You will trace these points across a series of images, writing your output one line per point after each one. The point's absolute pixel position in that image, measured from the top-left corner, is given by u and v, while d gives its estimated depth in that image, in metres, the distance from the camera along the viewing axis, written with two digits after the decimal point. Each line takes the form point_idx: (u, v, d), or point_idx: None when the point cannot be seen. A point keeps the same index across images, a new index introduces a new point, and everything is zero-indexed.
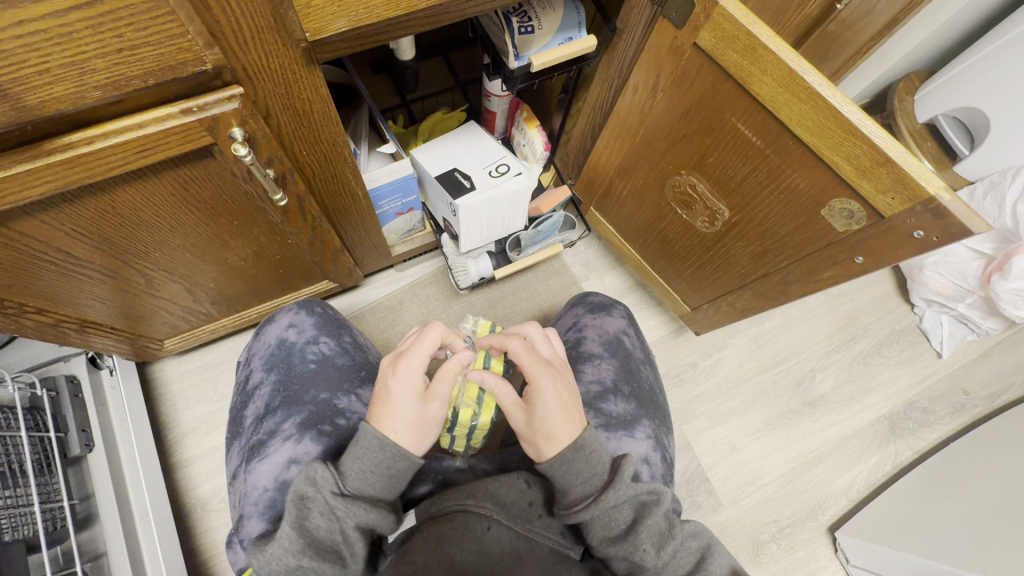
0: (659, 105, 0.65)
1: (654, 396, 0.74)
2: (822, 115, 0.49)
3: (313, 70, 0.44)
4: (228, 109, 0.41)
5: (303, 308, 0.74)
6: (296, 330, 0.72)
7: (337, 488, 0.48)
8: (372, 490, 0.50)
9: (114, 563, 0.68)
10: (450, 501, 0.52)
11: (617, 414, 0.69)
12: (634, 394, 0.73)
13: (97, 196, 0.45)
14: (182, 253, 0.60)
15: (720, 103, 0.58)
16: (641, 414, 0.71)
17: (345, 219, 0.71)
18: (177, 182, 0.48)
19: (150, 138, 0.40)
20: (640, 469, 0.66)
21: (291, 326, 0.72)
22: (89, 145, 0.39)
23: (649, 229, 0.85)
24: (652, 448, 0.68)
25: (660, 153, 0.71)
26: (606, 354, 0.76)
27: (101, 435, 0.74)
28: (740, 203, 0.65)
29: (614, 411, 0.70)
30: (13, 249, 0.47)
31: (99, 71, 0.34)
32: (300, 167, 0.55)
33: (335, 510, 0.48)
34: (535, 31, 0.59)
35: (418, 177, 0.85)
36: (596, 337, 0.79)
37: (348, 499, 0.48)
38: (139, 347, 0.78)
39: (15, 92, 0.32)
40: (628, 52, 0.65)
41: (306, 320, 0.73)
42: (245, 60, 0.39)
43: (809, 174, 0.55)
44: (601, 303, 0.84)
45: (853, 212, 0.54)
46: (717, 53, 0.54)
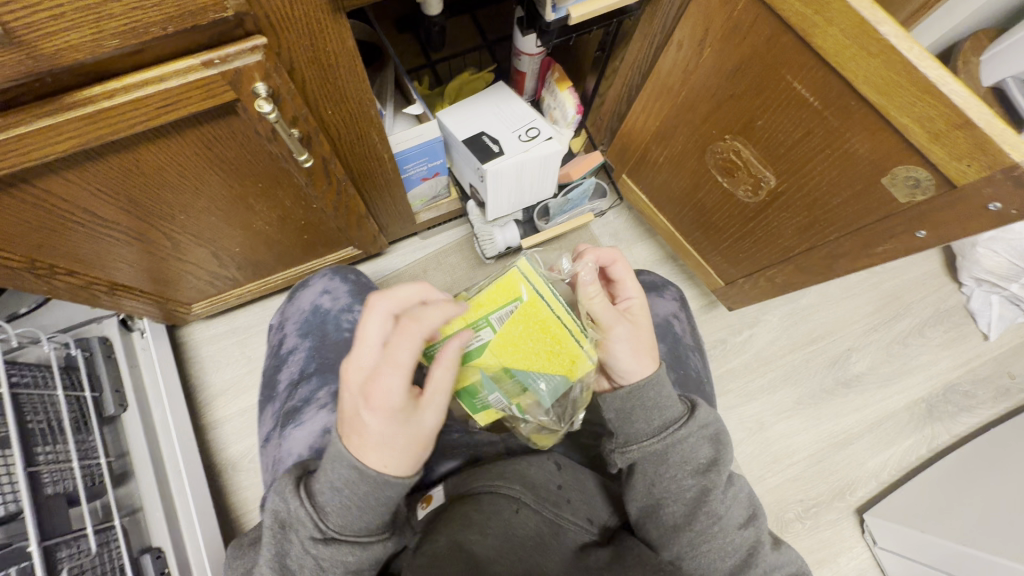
0: (707, 62, 0.60)
1: (700, 381, 0.72)
2: (892, 72, 0.44)
3: (340, 20, 0.41)
4: (251, 62, 0.39)
5: (337, 274, 0.73)
6: (331, 296, 0.71)
7: (319, 533, 0.42)
8: (362, 526, 0.43)
9: (150, 517, 0.71)
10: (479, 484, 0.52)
11: None
12: (679, 380, 0.69)
13: (121, 156, 0.43)
14: (207, 216, 0.59)
15: (777, 59, 0.53)
16: None
17: (370, 183, 0.69)
18: (201, 141, 0.46)
19: (172, 92, 0.38)
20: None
21: (324, 292, 0.71)
22: (110, 100, 0.37)
23: (684, 199, 0.81)
24: None
25: (702, 116, 0.66)
26: None
27: (134, 396, 0.75)
28: (789, 170, 0.61)
29: None
30: (41, 210, 0.46)
31: (116, 18, 0.32)
32: (325, 127, 0.52)
33: (322, 556, 0.42)
34: None
35: (444, 141, 0.82)
36: None
37: (334, 542, 0.42)
38: (168, 310, 0.78)
39: (30, 38, 0.30)
40: (674, 4, 0.60)
41: (340, 286, 0.72)
42: (268, 7, 0.37)
43: (871, 138, 0.50)
44: (652, 282, 0.81)
45: (920, 180, 0.49)
46: (776, 2, 0.49)
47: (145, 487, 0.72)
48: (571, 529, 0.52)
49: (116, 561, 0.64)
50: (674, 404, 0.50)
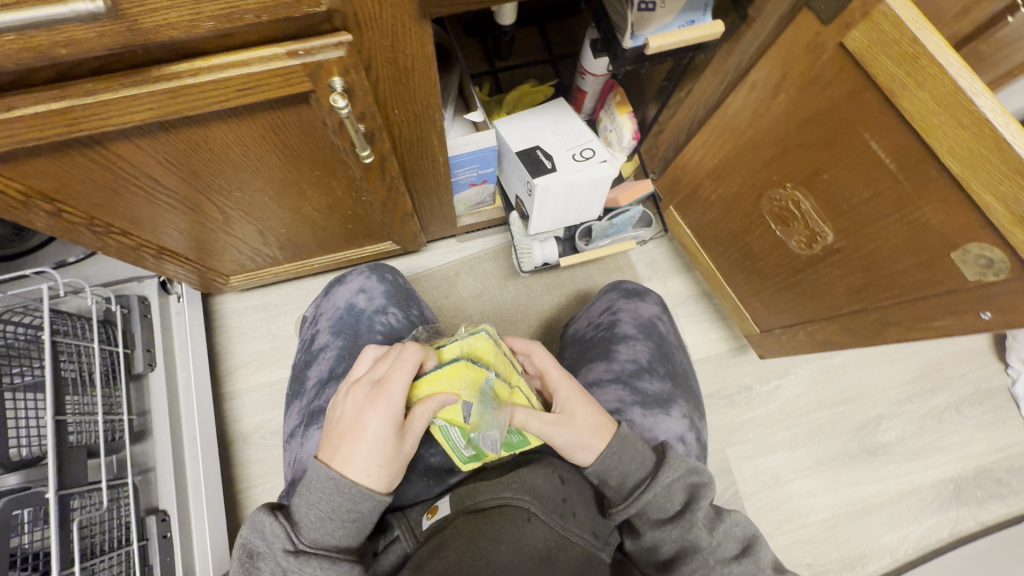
0: (780, 107, 0.58)
1: (690, 376, 0.71)
2: (983, 146, 0.42)
3: (423, 25, 0.41)
4: (334, 57, 0.39)
5: (374, 274, 0.73)
6: (366, 296, 0.71)
7: (291, 546, 0.45)
8: (333, 539, 0.46)
9: (160, 479, 0.72)
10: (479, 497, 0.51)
11: (651, 393, 0.66)
12: (669, 374, 0.69)
13: (194, 130, 0.44)
14: (261, 196, 0.60)
15: (855, 115, 0.51)
16: (675, 393, 0.67)
17: (421, 183, 0.69)
18: (270, 126, 0.47)
19: (253, 77, 0.39)
20: (676, 443, 0.63)
21: (361, 291, 0.71)
22: (193, 78, 0.38)
23: (731, 239, 0.79)
24: (687, 428, 0.64)
25: (764, 161, 0.65)
26: (640, 336, 0.72)
27: (163, 357, 0.77)
28: (849, 228, 0.59)
29: (648, 390, 0.67)
30: (108, 172, 0.47)
31: (216, 2, 0.32)
32: (389, 126, 0.53)
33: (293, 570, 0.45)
34: (655, 9, 0.54)
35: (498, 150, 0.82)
36: (630, 320, 0.74)
37: (305, 554, 0.45)
38: (206, 279, 0.80)
39: (134, 14, 0.31)
40: (753, 45, 0.59)
41: (377, 287, 0.72)
42: (358, 6, 0.37)
43: (946, 210, 0.48)
44: (634, 288, 0.79)
45: (993, 261, 0.47)
46: (865, 58, 0.47)
47: (160, 448, 0.73)
48: (582, 546, 0.51)
49: (124, 518, 0.65)
50: (642, 458, 0.51)
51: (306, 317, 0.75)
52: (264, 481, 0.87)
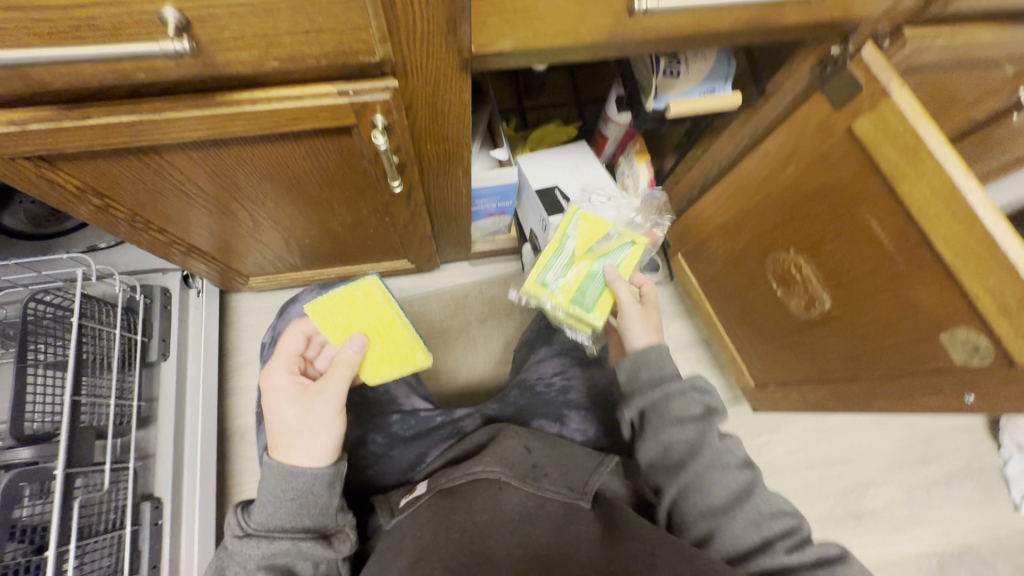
0: (790, 177, 0.61)
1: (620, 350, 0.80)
2: (975, 240, 0.45)
3: (464, 77, 0.45)
4: (380, 98, 0.43)
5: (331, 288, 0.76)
6: None
7: (240, 531, 0.49)
8: (276, 519, 0.49)
9: (159, 466, 0.74)
10: (457, 474, 0.53)
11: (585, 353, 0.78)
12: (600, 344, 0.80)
13: (241, 148, 0.48)
14: (291, 209, 0.63)
15: (859, 195, 0.54)
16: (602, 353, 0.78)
17: (442, 210, 0.72)
18: (311, 150, 0.50)
19: (304, 109, 0.43)
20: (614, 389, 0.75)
21: None
22: (251, 106, 0.41)
23: (734, 293, 0.82)
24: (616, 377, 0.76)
25: (771, 225, 0.68)
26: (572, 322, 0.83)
27: (176, 348, 0.80)
28: (847, 298, 0.61)
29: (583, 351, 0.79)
30: (157, 177, 0.51)
31: (283, 46, 0.36)
32: (420, 158, 0.56)
33: (240, 552, 0.49)
34: (679, 76, 0.58)
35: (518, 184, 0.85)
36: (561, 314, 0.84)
37: (252, 537, 0.49)
38: (227, 278, 0.84)
39: (211, 51, 0.35)
40: (769, 117, 0.62)
41: None
42: (408, 57, 0.41)
43: (938, 293, 0.50)
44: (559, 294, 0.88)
45: (979, 347, 0.49)
46: (871, 144, 0.50)
47: (163, 436, 0.76)
48: (557, 498, 0.51)
49: (121, 501, 0.68)
50: (675, 383, 0.57)
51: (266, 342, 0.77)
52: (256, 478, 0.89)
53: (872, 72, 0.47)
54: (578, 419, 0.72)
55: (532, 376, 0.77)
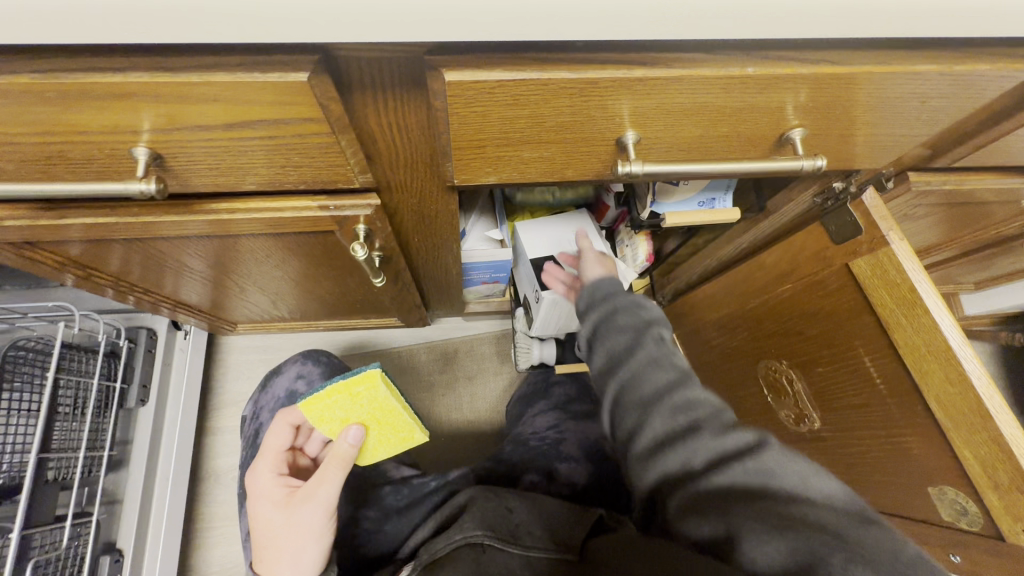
0: (785, 294, 0.60)
1: None
2: (968, 407, 0.43)
3: (450, 194, 0.44)
4: (361, 213, 0.42)
5: (309, 359, 0.81)
6: (305, 381, 0.78)
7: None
8: None
9: (124, 515, 0.73)
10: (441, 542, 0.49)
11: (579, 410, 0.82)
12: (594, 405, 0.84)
13: (223, 239, 0.48)
14: (277, 279, 0.63)
15: (853, 330, 0.52)
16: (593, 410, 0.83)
17: (432, 283, 0.71)
18: (294, 243, 0.50)
19: (284, 218, 0.42)
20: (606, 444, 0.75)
21: (299, 377, 0.79)
22: (230, 214, 0.41)
23: (726, 386, 0.80)
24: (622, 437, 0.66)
25: (765, 333, 0.66)
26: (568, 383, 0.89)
27: (156, 393, 0.79)
28: (837, 423, 0.59)
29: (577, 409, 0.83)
30: (139, 255, 0.51)
31: (260, 175, 0.35)
32: (407, 249, 0.56)
33: None
34: (678, 185, 0.57)
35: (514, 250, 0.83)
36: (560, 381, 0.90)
37: None
38: (215, 324, 0.83)
39: (185, 176, 0.34)
40: (769, 230, 0.61)
41: (314, 371, 0.80)
42: (391, 179, 0.40)
43: (928, 446, 0.48)
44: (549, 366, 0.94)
45: (967, 511, 0.46)
46: (868, 286, 0.48)
47: (132, 484, 0.75)
48: (543, 557, 0.46)
49: (80, 554, 0.67)
50: (671, 366, 0.45)
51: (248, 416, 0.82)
52: (224, 525, 0.88)
53: (872, 217, 0.46)
54: (567, 466, 0.71)
55: (527, 431, 0.79)
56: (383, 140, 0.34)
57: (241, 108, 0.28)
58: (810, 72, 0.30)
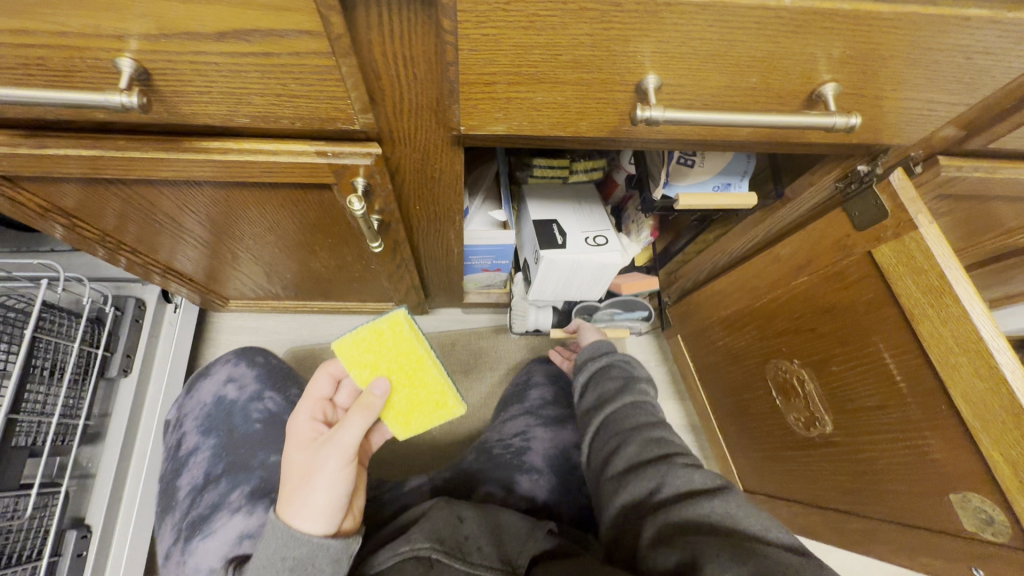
0: (800, 287, 0.57)
1: None
2: (1000, 405, 0.40)
3: (454, 150, 0.41)
4: (360, 163, 0.40)
5: (243, 360, 0.80)
6: (235, 386, 0.77)
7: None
8: None
9: (95, 491, 0.70)
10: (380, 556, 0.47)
11: (551, 415, 0.79)
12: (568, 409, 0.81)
13: (214, 189, 0.45)
14: (272, 247, 0.60)
15: (872, 325, 0.49)
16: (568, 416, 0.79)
17: (432, 264, 0.69)
18: (290, 200, 0.48)
19: (278, 164, 0.40)
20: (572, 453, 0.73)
21: (229, 381, 0.77)
22: (221, 154, 0.39)
23: (731, 390, 0.76)
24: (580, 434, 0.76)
25: (776, 331, 0.63)
26: (547, 383, 0.87)
27: (140, 365, 0.76)
28: (851, 427, 0.56)
29: (549, 413, 0.80)
30: (127, 205, 0.48)
31: (253, 105, 0.33)
32: (408, 218, 0.53)
33: None
34: (694, 166, 0.55)
35: (517, 215, 0.79)
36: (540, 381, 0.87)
37: None
38: (207, 299, 0.81)
39: (174, 101, 0.32)
40: (786, 220, 0.58)
41: (245, 373, 0.79)
42: (395, 126, 0.38)
43: (951, 449, 0.45)
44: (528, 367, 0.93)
45: (994, 521, 0.43)
46: (892, 276, 0.46)
47: (107, 457, 0.71)
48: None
49: (44, 526, 0.63)
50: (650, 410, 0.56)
51: (170, 421, 0.77)
52: None
53: (901, 200, 0.43)
54: (529, 479, 0.68)
55: (494, 438, 0.76)
56: (387, 73, 0.32)
57: (234, 12, 0.26)
58: (849, 11, 0.28)
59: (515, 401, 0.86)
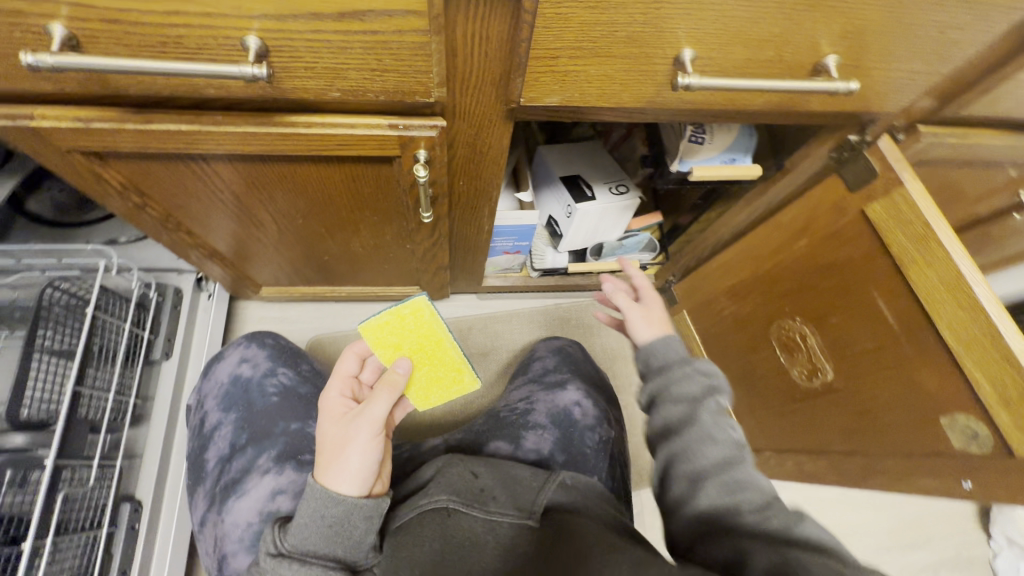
0: (802, 250, 0.64)
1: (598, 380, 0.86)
2: (979, 331, 0.47)
3: (506, 125, 0.47)
4: (426, 135, 0.45)
5: (253, 342, 0.75)
6: (250, 365, 0.73)
7: (276, 549, 0.47)
8: (310, 544, 0.46)
9: (143, 467, 0.73)
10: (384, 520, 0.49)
11: (552, 380, 0.82)
12: (575, 373, 0.85)
13: (284, 165, 0.50)
14: (318, 227, 0.65)
15: (868, 274, 0.56)
16: (573, 378, 0.82)
17: (461, 243, 0.74)
18: (351, 175, 0.53)
19: (354, 136, 0.45)
20: (572, 410, 0.75)
21: (244, 361, 0.73)
22: (304, 129, 0.44)
23: (738, 355, 0.83)
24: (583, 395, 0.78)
25: (780, 292, 0.70)
26: (549, 356, 0.90)
27: (180, 349, 0.80)
28: (850, 371, 0.62)
29: (551, 378, 0.83)
30: (199, 182, 0.53)
31: (347, 79, 0.38)
32: (451, 193, 0.59)
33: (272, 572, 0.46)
34: (704, 143, 0.62)
35: (532, 170, 0.86)
36: (545, 353, 0.92)
37: (286, 558, 0.46)
38: (240, 285, 0.85)
39: (281, 77, 0.37)
40: (788, 190, 0.65)
41: (258, 353, 0.74)
42: (460, 101, 0.43)
43: (940, 378, 0.52)
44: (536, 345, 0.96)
45: (978, 435, 0.50)
46: (884, 227, 0.53)
47: (153, 435, 0.75)
48: (505, 519, 0.50)
49: (101, 499, 0.66)
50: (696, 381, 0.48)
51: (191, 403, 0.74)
52: None
53: (887, 161, 0.51)
54: (534, 436, 0.71)
55: (502, 405, 0.80)
56: (465, 50, 0.38)
57: None
58: None
59: (521, 374, 0.91)
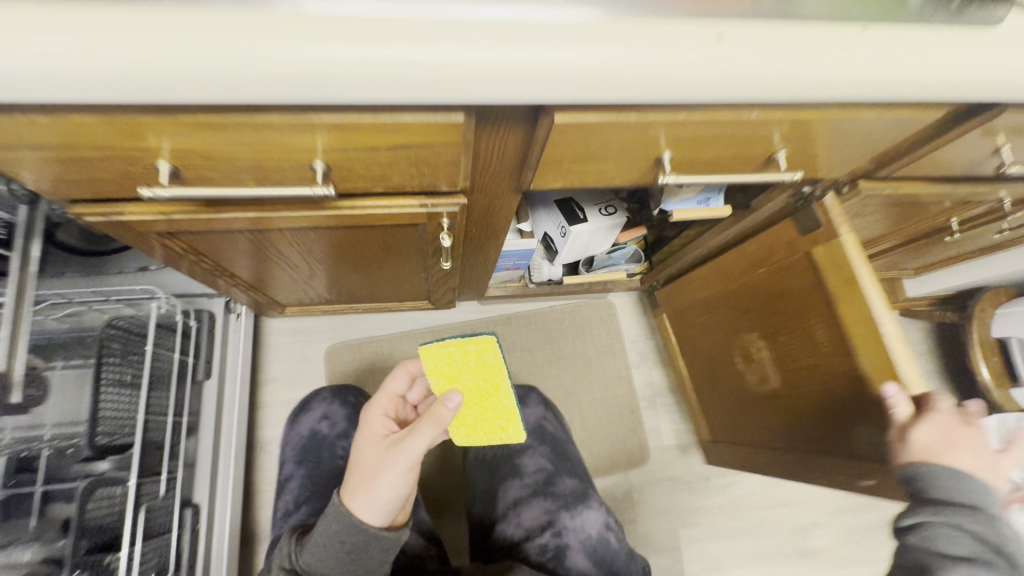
0: (759, 278, 0.75)
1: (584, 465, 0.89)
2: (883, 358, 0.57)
3: (514, 197, 0.56)
4: (451, 210, 0.54)
5: (337, 399, 0.92)
6: (329, 424, 0.89)
7: (289, 564, 0.58)
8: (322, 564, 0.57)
9: (199, 474, 0.83)
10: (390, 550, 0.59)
11: (568, 491, 0.82)
12: (578, 473, 0.86)
13: (324, 231, 0.59)
14: (344, 264, 0.74)
15: (807, 302, 0.67)
16: (588, 489, 0.83)
17: (468, 268, 0.84)
18: (380, 234, 0.61)
19: (391, 214, 0.54)
20: (607, 535, 0.78)
21: (324, 418, 0.89)
22: (347, 210, 0.52)
23: (704, 357, 0.95)
24: (606, 519, 0.79)
25: (743, 311, 0.81)
26: (539, 442, 0.89)
27: (218, 368, 0.89)
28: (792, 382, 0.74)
29: (564, 488, 0.83)
30: (248, 243, 0.61)
31: (391, 179, 0.47)
32: (464, 239, 0.68)
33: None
34: (680, 188, 0.70)
35: (529, 195, 0.93)
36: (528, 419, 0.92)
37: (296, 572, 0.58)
38: (264, 305, 0.93)
39: (339, 181, 0.46)
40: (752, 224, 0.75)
41: (337, 412, 0.90)
42: (479, 183, 0.52)
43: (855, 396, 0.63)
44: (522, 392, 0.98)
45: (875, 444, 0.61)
46: (823, 270, 0.63)
47: (203, 445, 0.85)
48: None
49: (169, 504, 0.76)
50: None
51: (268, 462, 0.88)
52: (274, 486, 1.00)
53: (832, 213, 0.61)
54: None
55: (508, 531, 0.80)
56: (487, 154, 0.47)
57: (408, 134, 0.40)
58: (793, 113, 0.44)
59: (506, 464, 0.87)
